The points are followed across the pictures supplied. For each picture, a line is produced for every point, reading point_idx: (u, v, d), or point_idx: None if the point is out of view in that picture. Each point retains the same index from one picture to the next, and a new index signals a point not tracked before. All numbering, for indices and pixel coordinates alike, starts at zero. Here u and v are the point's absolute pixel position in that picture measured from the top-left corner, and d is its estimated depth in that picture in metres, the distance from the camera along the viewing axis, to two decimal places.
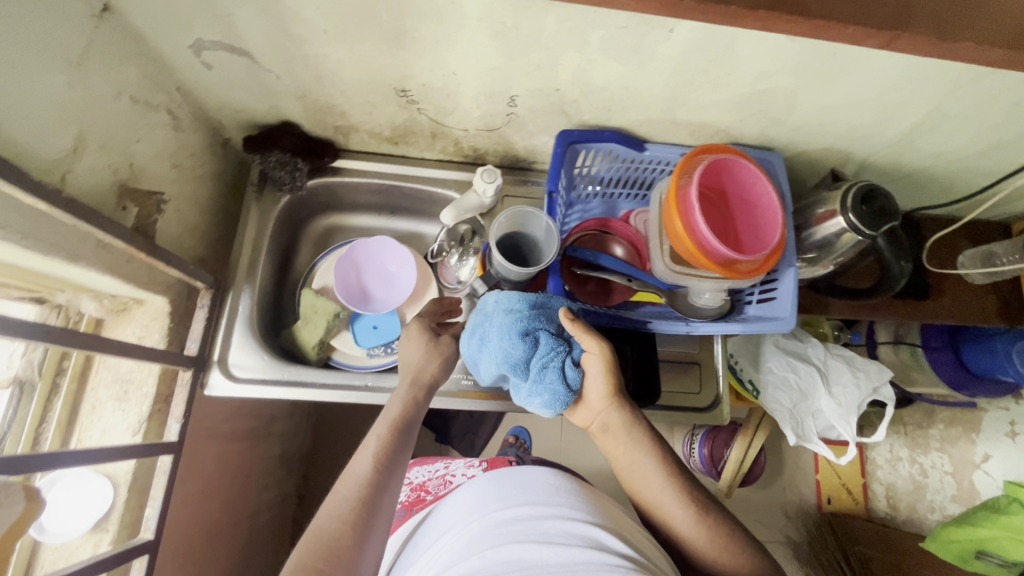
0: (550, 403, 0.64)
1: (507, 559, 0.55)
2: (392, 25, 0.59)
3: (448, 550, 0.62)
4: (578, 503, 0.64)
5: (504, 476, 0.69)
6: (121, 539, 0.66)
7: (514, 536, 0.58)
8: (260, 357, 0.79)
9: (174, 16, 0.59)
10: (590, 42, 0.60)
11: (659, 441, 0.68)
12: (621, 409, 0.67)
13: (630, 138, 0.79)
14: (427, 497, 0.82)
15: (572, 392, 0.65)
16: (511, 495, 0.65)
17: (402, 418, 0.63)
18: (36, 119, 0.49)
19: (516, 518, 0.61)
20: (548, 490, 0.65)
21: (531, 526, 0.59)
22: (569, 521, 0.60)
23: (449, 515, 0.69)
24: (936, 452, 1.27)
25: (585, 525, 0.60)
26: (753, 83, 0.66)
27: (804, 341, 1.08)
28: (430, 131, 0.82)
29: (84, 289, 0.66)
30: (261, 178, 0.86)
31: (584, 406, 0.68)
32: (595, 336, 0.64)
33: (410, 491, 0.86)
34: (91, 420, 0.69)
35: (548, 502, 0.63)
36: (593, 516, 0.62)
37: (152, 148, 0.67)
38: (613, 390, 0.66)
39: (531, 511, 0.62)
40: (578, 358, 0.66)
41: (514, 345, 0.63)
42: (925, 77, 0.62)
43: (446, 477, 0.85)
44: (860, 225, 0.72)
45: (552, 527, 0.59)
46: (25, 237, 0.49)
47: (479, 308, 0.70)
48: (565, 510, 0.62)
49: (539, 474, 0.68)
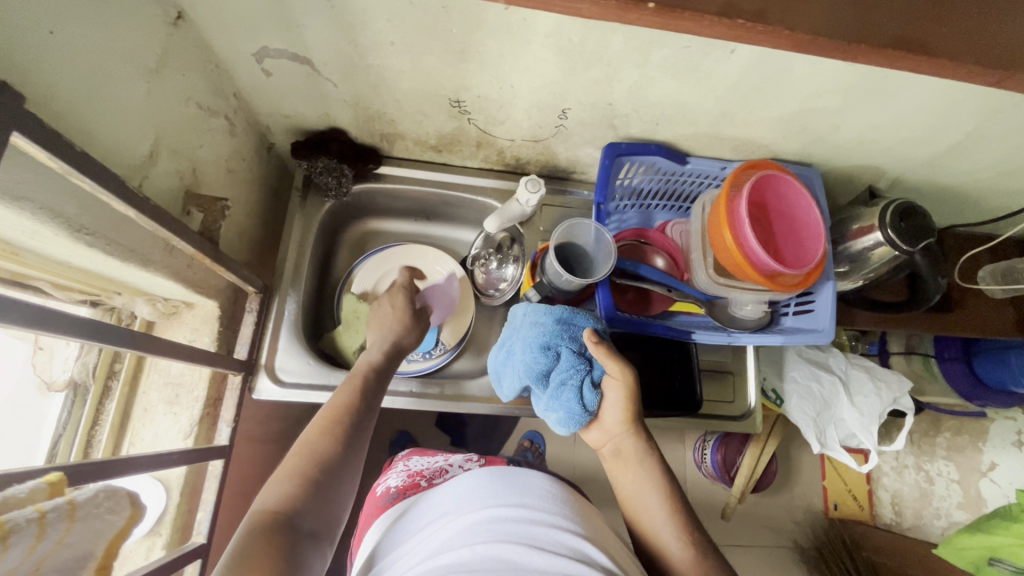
0: (565, 420, 0.64)
1: (496, 558, 0.51)
2: (459, 38, 0.60)
3: (427, 542, 0.58)
4: (576, 516, 0.60)
5: (500, 473, 0.64)
6: (173, 543, 0.67)
7: (504, 534, 0.54)
8: (305, 361, 0.79)
9: (245, 25, 0.59)
10: (652, 60, 0.62)
11: (670, 476, 0.64)
12: (636, 435, 0.65)
13: (673, 152, 0.81)
14: (422, 484, 0.77)
15: (589, 413, 0.63)
16: (503, 488, 0.61)
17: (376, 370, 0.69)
18: (123, 126, 0.50)
19: (510, 517, 0.57)
20: (546, 496, 0.61)
21: (522, 526, 0.56)
22: (563, 532, 0.56)
23: (427, 513, 0.64)
24: (942, 460, 1.29)
25: (579, 540, 0.56)
26: (803, 102, 0.68)
27: (826, 351, 1.10)
28: (476, 140, 0.83)
29: (141, 292, 0.66)
30: (305, 183, 0.87)
31: (599, 427, 0.66)
32: (616, 358, 0.63)
33: (404, 478, 0.81)
34: (143, 424, 0.69)
35: (545, 507, 0.60)
36: (586, 531, 0.58)
37: (211, 154, 0.67)
38: (629, 416, 0.64)
39: (526, 513, 0.58)
40: (598, 379, 0.64)
41: (536, 358, 0.65)
42: (971, 101, 0.64)
43: (446, 469, 0.81)
44: (898, 240, 0.74)
45: (542, 531, 0.56)
46: (110, 243, 0.49)
47: (509, 319, 0.73)
48: (557, 514, 0.59)
49: (541, 479, 0.64)
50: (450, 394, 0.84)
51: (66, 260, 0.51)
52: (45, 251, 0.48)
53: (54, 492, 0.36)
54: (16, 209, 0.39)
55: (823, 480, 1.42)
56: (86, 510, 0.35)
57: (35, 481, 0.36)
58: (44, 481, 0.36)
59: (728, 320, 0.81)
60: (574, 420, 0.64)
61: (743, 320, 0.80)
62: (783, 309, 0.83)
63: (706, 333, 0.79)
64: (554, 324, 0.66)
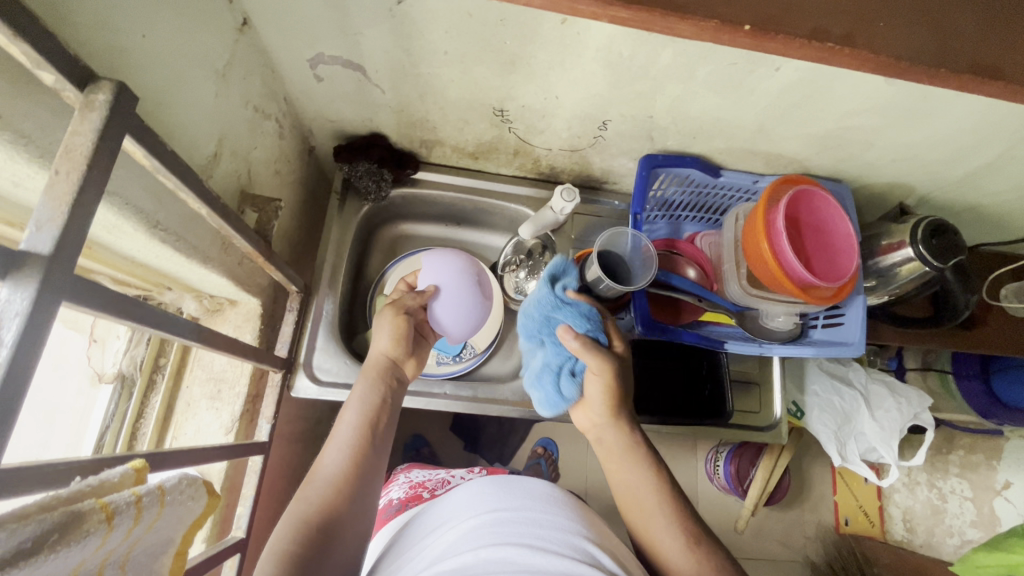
0: (548, 403, 0.68)
1: (499, 559, 0.51)
2: (511, 51, 0.62)
3: (433, 547, 0.58)
4: (578, 517, 0.61)
5: (501, 482, 0.65)
6: (213, 537, 0.67)
7: (507, 538, 0.54)
8: (343, 361, 0.80)
9: (305, 33, 0.61)
10: (697, 75, 0.64)
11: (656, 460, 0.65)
12: (618, 424, 0.65)
13: (707, 165, 0.83)
14: (425, 495, 0.80)
15: (569, 400, 0.66)
16: (503, 496, 0.62)
17: (375, 405, 0.64)
18: (193, 126, 0.52)
19: (513, 519, 0.57)
20: (547, 500, 0.62)
21: (525, 527, 0.56)
22: (566, 531, 0.57)
23: (436, 517, 0.64)
24: (956, 478, 1.30)
25: (581, 539, 0.57)
26: (840, 119, 0.69)
27: (848, 365, 1.09)
28: (513, 149, 0.85)
29: (190, 288, 0.67)
30: (344, 186, 0.89)
31: (585, 412, 0.68)
32: (597, 355, 0.63)
33: (406, 489, 0.84)
34: (186, 418, 0.70)
35: (546, 510, 0.60)
36: (589, 532, 0.59)
37: (262, 156, 0.69)
38: (611, 406, 0.65)
39: (529, 515, 0.58)
40: (579, 370, 0.65)
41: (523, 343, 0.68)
42: (1008, 122, 0.65)
43: (448, 480, 0.84)
44: (928, 257, 0.75)
45: (547, 536, 0.55)
46: (178, 238, 0.51)
47: None
48: (563, 520, 0.59)
49: (540, 483, 0.66)
50: (484, 398, 0.85)
51: (133, 254, 0.52)
52: (117, 245, 0.50)
53: (139, 479, 0.36)
54: (107, 202, 0.41)
55: (835, 495, 1.38)
56: (172, 496, 0.36)
57: (121, 466, 0.36)
58: (130, 466, 0.36)
59: (760, 331, 0.82)
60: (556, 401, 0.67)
61: (772, 332, 0.82)
62: (812, 321, 0.84)
63: (739, 343, 0.80)
64: (538, 317, 0.67)
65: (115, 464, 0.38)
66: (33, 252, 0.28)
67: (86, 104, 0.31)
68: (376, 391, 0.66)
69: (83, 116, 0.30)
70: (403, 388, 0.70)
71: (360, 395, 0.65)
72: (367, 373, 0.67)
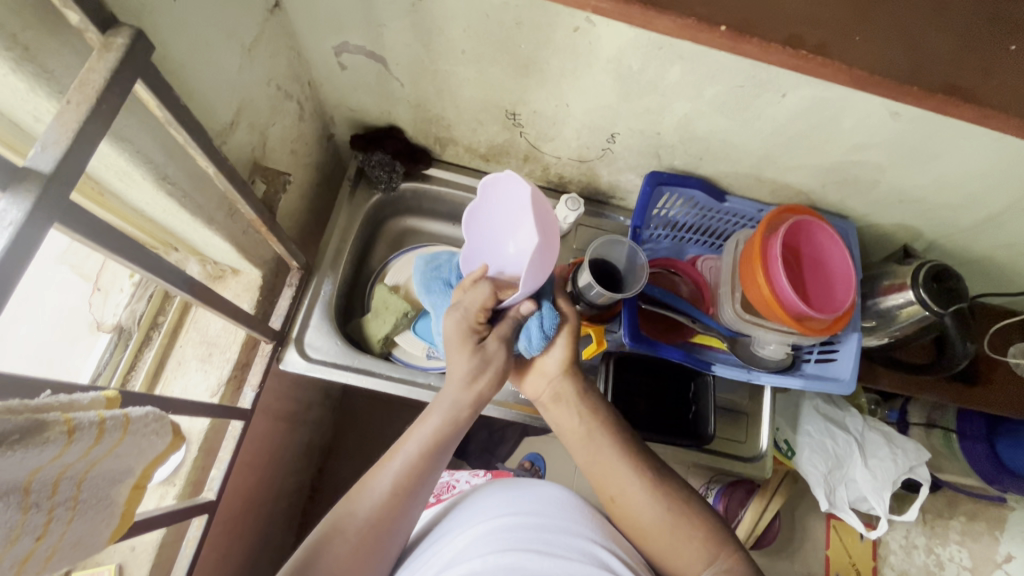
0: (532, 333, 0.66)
1: (508, 565, 0.52)
2: (525, 54, 0.65)
3: (448, 549, 0.59)
4: (588, 522, 0.61)
5: (515, 487, 0.66)
6: (185, 495, 0.68)
7: (517, 542, 0.55)
8: (335, 342, 0.82)
9: (332, 20, 0.65)
10: (704, 95, 0.65)
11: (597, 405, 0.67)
12: (575, 379, 0.68)
13: (712, 188, 0.83)
14: (430, 499, 0.80)
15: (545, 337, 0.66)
16: (516, 503, 0.62)
17: (435, 452, 0.61)
18: (213, 93, 0.55)
19: (523, 524, 0.58)
20: (558, 505, 0.62)
21: (533, 533, 0.56)
22: (576, 536, 0.57)
23: (456, 518, 0.65)
24: (955, 545, 1.19)
25: (590, 544, 0.57)
26: (846, 153, 0.69)
27: (843, 410, 1.03)
28: (524, 154, 0.87)
29: (196, 251, 0.69)
30: (357, 175, 0.91)
31: (539, 372, 0.70)
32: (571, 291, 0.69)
33: None
34: (175, 376, 0.71)
35: (558, 515, 0.60)
36: (599, 536, 0.59)
37: (280, 133, 0.72)
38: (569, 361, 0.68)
39: (539, 521, 0.59)
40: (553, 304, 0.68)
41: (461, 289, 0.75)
42: (1016, 171, 0.65)
43: (453, 484, 0.84)
44: (930, 301, 0.74)
45: (557, 539, 0.56)
46: (185, 195, 0.54)
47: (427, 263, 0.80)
48: (575, 526, 0.59)
49: (551, 489, 0.66)
50: None
51: (143, 208, 0.55)
52: (128, 196, 0.53)
53: (111, 407, 0.38)
54: (118, 148, 0.44)
55: (825, 548, 1.21)
56: (137, 426, 0.37)
57: (95, 392, 0.38)
58: (103, 395, 0.37)
59: (749, 358, 0.81)
60: (535, 344, 0.65)
61: (764, 359, 0.80)
62: (805, 355, 0.83)
63: (726, 367, 0.78)
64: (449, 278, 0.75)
65: (89, 390, 0.39)
66: (36, 170, 0.31)
67: (106, 46, 0.34)
68: (437, 442, 0.61)
69: (101, 56, 0.34)
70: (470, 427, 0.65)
71: (445, 405, 0.62)
72: (434, 420, 0.62)
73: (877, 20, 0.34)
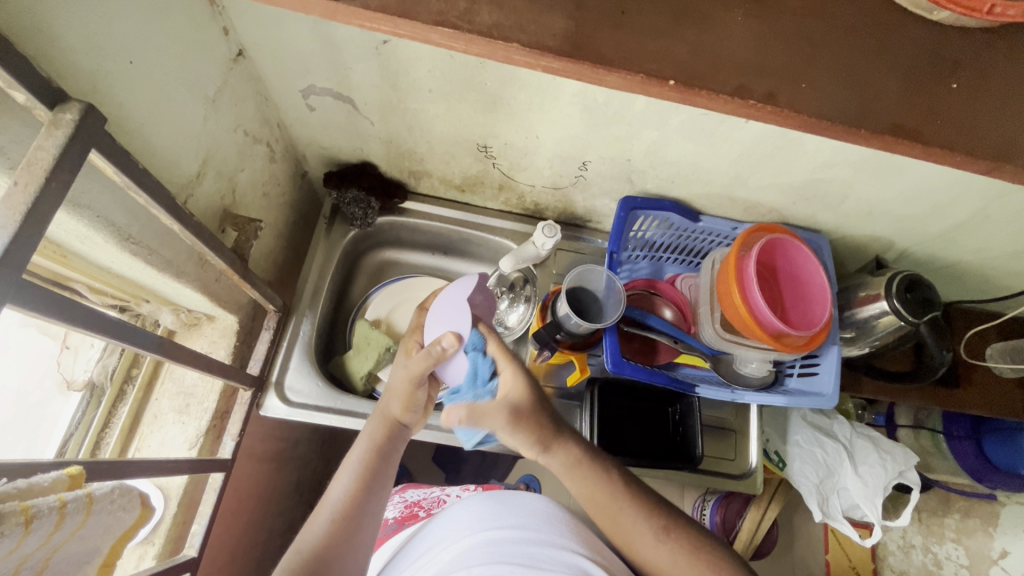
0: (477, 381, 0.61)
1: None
2: (492, 91, 0.65)
3: (433, 562, 0.59)
4: (572, 534, 0.60)
5: (500, 498, 0.66)
6: (165, 554, 0.66)
7: (501, 555, 0.54)
8: (316, 383, 0.80)
9: (295, 65, 0.64)
10: (670, 123, 0.66)
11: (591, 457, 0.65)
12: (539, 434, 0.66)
13: (687, 209, 0.84)
14: (421, 514, 0.77)
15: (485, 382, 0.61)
16: (502, 515, 0.62)
17: (375, 465, 0.60)
18: (177, 147, 0.55)
19: (508, 538, 0.57)
20: (543, 518, 0.62)
21: (518, 547, 0.56)
22: (561, 549, 0.57)
23: (442, 528, 0.64)
24: (951, 543, 1.13)
25: (575, 556, 0.56)
26: (813, 172, 0.71)
27: (831, 417, 1.03)
28: (499, 183, 0.87)
29: (169, 302, 0.68)
30: (333, 212, 0.91)
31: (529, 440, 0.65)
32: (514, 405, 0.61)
33: (402, 509, 0.82)
34: (151, 430, 0.70)
35: (543, 529, 0.60)
36: (584, 548, 0.59)
37: (251, 178, 0.72)
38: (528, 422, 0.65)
39: (524, 535, 0.58)
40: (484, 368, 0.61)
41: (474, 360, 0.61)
42: (974, 183, 0.66)
43: (445, 497, 0.82)
44: (905, 311, 0.74)
45: (542, 553, 0.55)
46: (151, 252, 0.53)
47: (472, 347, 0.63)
48: (559, 539, 0.59)
49: (535, 500, 0.66)
50: (453, 427, 0.83)
51: (110, 266, 0.54)
52: (91, 256, 0.52)
53: (73, 485, 0.37)
54: (77, 215, 0.43)
55: (825, 553, 1.21)
56: (102, 504, 0.37)
57: (57, 471, 0.37)
58: (65, 472, 0.36)
59: (732, 376, 0.81)
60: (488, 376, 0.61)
61: (747, 377, 0.81)
62: (788, 369, 0.83)
63: (710, 388, 0.78)
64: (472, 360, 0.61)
65: (52, 467, 0.38)
66: None
67: (54, 122, 0.34)
68: (382, 447, 0.62)
69: (50, 133, 0.34)
70: (407, 443, 0.66)
71: (371, 429, 0.63)
72: (373, 429, 0.63)
73: (825, 66, 0.35)
